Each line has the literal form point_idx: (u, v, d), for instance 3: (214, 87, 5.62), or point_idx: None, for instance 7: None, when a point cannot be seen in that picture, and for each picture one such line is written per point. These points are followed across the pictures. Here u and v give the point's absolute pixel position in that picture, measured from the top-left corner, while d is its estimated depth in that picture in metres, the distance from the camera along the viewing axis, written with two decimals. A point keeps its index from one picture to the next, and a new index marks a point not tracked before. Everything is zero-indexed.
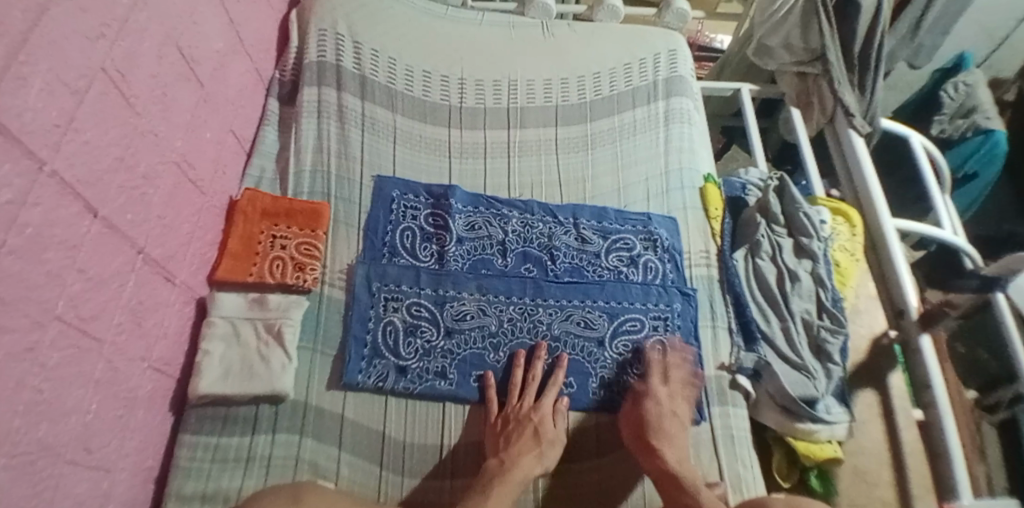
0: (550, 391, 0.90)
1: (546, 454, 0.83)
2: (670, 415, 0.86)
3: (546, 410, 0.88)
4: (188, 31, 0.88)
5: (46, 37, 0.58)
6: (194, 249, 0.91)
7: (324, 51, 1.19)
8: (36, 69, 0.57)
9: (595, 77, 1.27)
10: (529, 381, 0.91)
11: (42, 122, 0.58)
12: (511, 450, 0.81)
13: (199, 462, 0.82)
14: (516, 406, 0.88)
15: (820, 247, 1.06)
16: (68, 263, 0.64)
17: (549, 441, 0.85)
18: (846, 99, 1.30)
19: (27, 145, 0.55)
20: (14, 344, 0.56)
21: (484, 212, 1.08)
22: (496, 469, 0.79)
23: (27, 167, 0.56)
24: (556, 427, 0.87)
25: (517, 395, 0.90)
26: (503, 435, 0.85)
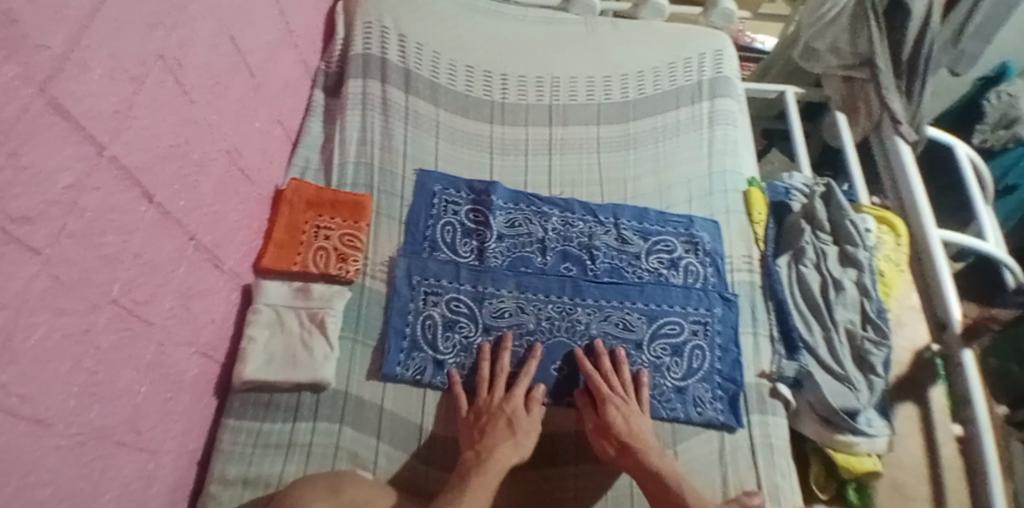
0: (521, 382, 0.89)
1: (522, 443, 0.82)
2: (636, 416, 0.86)
3: (518, 401, 0.87)
4: (240, 21, 0.88)
5: (108, 24, 0.58)
6: (242, 237, 0.92)
7: (369, 44, 1.21)
8: (98, 55, 0.57)
9: (638, 76, 1.26)
10: (498, 374, 0.91)
11: (103, 108, 0.59)
12: (486, 442, 0.80)
13: (241, 447, 0.84)
14: (487, 399, 0.88)
15: (866, 257, 1.04)
16: (124, 247, 0.65)
17: (524, 430, 0.83)
18: (893, 106, 1.28)
19: (87, 129, 0.56)
20: (71, 326, 0.57)
21: (525, 209, 1.08)
22: (472, 461, 0.77)
23: (86, 152, 0.57)
24: (529, 416, 0.86)
25: (486, 388, 0.89)
26: (478, 427, 0.84)
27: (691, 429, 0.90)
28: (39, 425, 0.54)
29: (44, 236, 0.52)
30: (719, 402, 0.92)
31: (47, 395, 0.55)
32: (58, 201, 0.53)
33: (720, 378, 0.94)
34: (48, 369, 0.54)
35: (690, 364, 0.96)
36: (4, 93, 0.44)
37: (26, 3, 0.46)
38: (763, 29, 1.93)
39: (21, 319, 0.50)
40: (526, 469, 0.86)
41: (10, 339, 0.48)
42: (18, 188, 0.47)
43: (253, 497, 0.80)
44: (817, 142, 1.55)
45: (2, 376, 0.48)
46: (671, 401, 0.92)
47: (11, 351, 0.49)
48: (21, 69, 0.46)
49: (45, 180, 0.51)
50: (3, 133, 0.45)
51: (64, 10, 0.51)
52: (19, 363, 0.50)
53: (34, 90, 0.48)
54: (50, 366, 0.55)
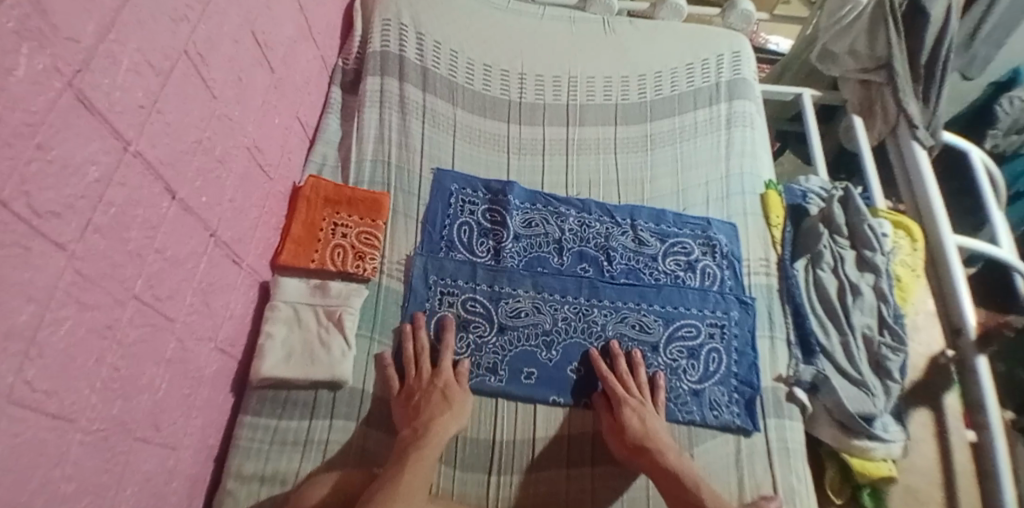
0: (445, 355, 0.90)
1: (459, 412, 0.85)
2: (651, 416, 0.86)
3: (447, 374, 0.89)
4: (262, 16, 0.88)
5: (136, 16, 0.58)
6: (260, 234, 0.92)
7: (387, 41, 1.20)
8: (125, 48, 0.57)
9: (656, 76, 1.26)
10: (422, 352, 0.91)
11: (129, 102, 0.58)
12: (421, 417, 0.82)
13: (258, 443, 0.84)
14: (416, 378, 0.89)
15: (884, 261, 1.04)
16: (148, 243, 0.64)
17: (460, 402, 0.86)
18: (910, 110, 1.28)
19: (113, 124, 0.56)
20: (96, 321, 0.57)
21: (542, 209, 1.08)
22: (411, 438, 0.80)
23: (113, 147, 0.56)
24: (460, 386, 0.88)
25: (413, 366, 0.90)
26: (412, 405, 0.85)
27: (707, 433, 0.90)
28: (62, 421, 0.54)
29: (70, 231, 0.52)
30: (736, 406, 0.92)
31: (70, 390, 0.54)
32: (85, 195, 0.53)
33: (736, 381, 0.94)
34: (72, 364, 0.54)
35: (707, 367, 0.96)
36: (32, 85, 0.44)
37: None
38: (779, 30, 1.93)
39: (47, 313, 0.50)
40: (542, 471, 0.86)
41: (36, 334, 0.48)
42: (44, 181, 0.47)
43: (270, 494, 0.80)
44: (833, 142, 1.56)
45: (27, 370, 0.48)
46: (688, 406, 0.92)
47: (37, 346, 0.49)
48: (50, 61, 0.46)
49: (73, 173, 0.51)
50: (31, 126, 0.45)
51: (92, 1, 0.51)
52: (44, 358, 0.50)
53: (62, 83, 0.48)
54: (74, 361, 0.54)
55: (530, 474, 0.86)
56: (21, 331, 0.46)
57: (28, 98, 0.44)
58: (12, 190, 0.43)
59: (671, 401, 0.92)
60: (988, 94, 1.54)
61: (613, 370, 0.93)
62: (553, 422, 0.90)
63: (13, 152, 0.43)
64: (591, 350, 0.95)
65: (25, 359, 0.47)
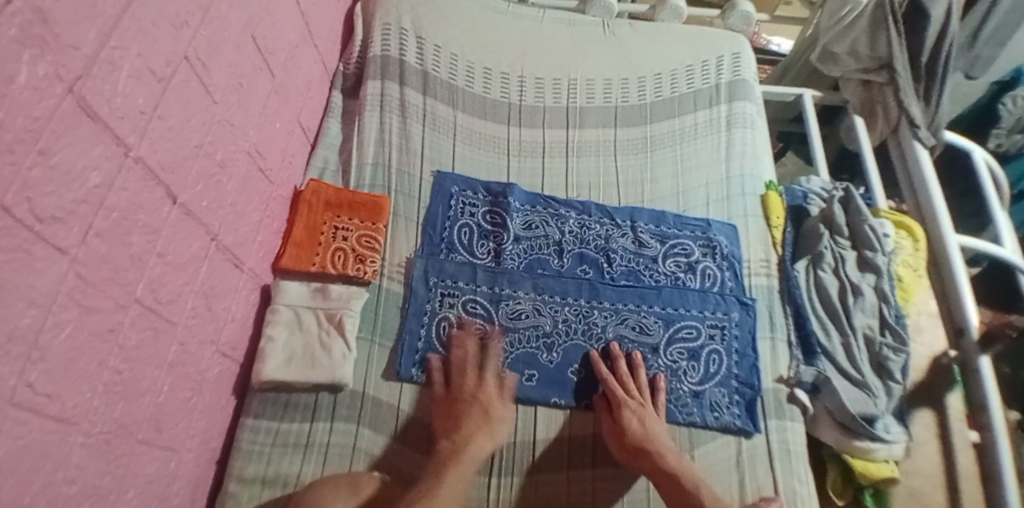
0: (493, 368, 0.91)
1: (497, 431, 0.84)
2: (651, 418, 0.86)
3: (491, 388, 0.89)
4: (263, 22, 0.88)
5: (136, 23, 0.58)
6: (262, 237, 0.93)
7: (388, 45, 1.21)
8: (126, 55, 0.57)
9: (656, 78, 1.26)
10: (469, 360, 0.92)
11: (130, 108, 0.59)
12: (461, 430, 0.82)
13: (260, 445, 0.84)
14: (461, 384, 0.89)
15: (885, 262, 1.04)
16: (149, 247, 0.65)
17: (499, 418, 0.86)
18: (912, 110, 1.28)
19: (115, 130, 0.56)
20: (98, 325, 0.58)
21: (542, 211, 1.09)
22: (449, 450, 0.79)
23: (114, 152, 0.57)
24: (503, 403, 0.88)
25: (458, 373, 0.91)
26: (452, 414, 0.85)
27: (708, 434, 0.90)
28: (65, 424, 0.54)
29: (72, 236, 0.52)
30: (736, 407, 0.92)
31: (73, 393, 0.55)
32: (86, 200, 0.53)
33: (737, 383, 0.94)
34: (75, 367, 0.55)
35: (707, 368, 0.95)
36: (33, 92, 0.45)
37: (56, 1, 0.47)
38: (779, 31, 1.94)
39: (49, 317, 0.50)
40: (542, 473, 0.86)
41: (38, 337, 0.49)
42: (45, 187, 0.47)
43: (272, 496, 0.81)
44: (834, 143, 1.56)
45: (29, 374, 0.48)
46: (689, 409, 0.92)
47: (39, 349, 0.49)
48: (51, 69, 0.47)
49: (74, 179, 0.51)
50: (33, 132, 0.45)
51: (93, 9, 0.52)
52: (46, 361, 0.51)
53: (63, 90, 0.48)
54: (76, 364, 0.55)
55: (533, 476, 0.86)
56: (24, 335, 0.47)
57: (29, 104, 0.44)
58: (15, 196, 0.44)
59: (672, 403, 0.92)
60: (991, 93, 1.53)
61: (613, 372, 0.93)
62: (553, 423, 0.90)
63: (15, 158, 0.43)
64: (592, 352, 0.95)
65: (27, 363, 0.48)
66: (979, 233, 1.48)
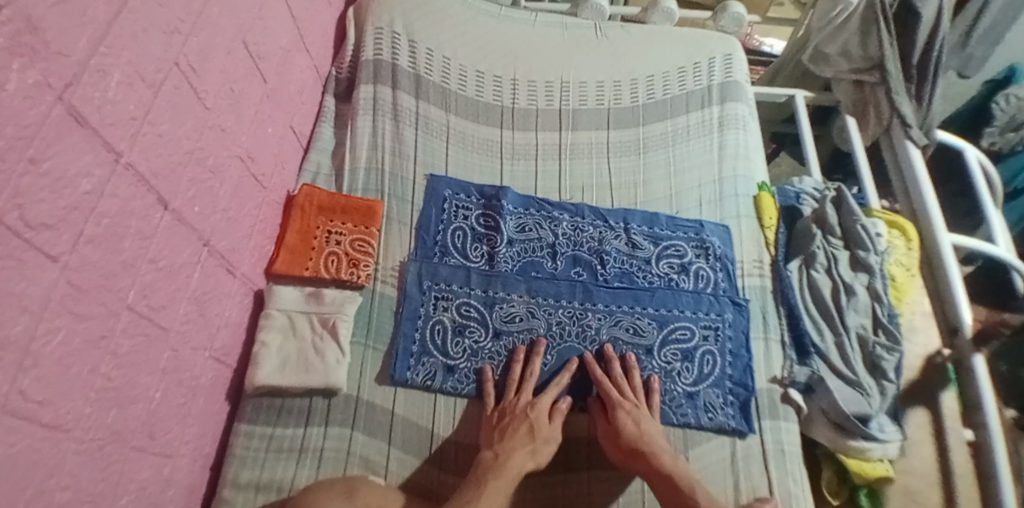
0: (551, 389, 0.89)
1: (540, 450, 0.83)
2: (647, 420, 0.86)
3: (544, 408, 0.87)
4: (255, 28, 0.89)
5: (127, 30, 0.59)
6: (255, 242, 0.93)
7: (380, 50, 1.22)
8: (116, 62, 0.57)
9: (648, 80, 1.27)
10: (528, 379, 0.91)
11: (121, 115, 0.59)
12: (506, 444, 0.82)
13: (254, 451, 0.84)
14: (515, 401, 0.88)
15: (878, 261, 1.04)
16: (141, 253, 0.65)
17: (544, 438, 0.84)
18: (904, 110, 1.29)
19: (105, 137, 0.56)
20: (89, 331, 0.57)
21: (535, 213, 1.09)
22: (490, 462, 0.79)
23: (104, 159, 0.57)
24: (550, 424, 0.86)
25: (513, 390, 0.90)
26: (499, 428, 0.85)
27: (703, 435, 0.90)
28: (57, 431, 0.54)
29: (63, 243, 0.52)
30: (730, 407, 0.92)
31: (66, 399, 0.55)
32: (78, 206, 0.54)
33: (731, 383, 0.94)
34: (67, 374, 0.55)
35: (701, 369, 0.96)
36: (24, 100, 0.45)
37: (45, 10, 0.47)
38: (771, 32, 1.95)
39: (41, 324, 0.50)
40: (537, 476, 0.86)
41: (30, 345, 0.49)
42: (37, 194, 0.48)
43: (266, 502, 0.81)
44: (827, 143, 1.56)
45: (21, 381, 0.48)
46: (683, 411, 0.92)
47: (31, 356, 0.49)
48: (42, 76, 0.47)
49: (65, 186, 0.51)
50: (23, 140, 0.45)
51: (83, 16, 0.52)
52: (39, 368, 0.51)
53: (53, 97, 0.48)
54: (68, 371, 0.55)
55: (528, 479, 0.86)
56: (16, 342, 0.47)
57: (19, 112, 0.44)
58: (6, 203, 0.44)
59: (666, 405, 0.92)
60: (983, 92, 1.54)
61: (608, 373, 0.93)
62: None
63: (6, 165, 0.43)
64: (586, 354, 0.95)
65: (19, 370, 0.48)
66: (972, 232, 1.49)
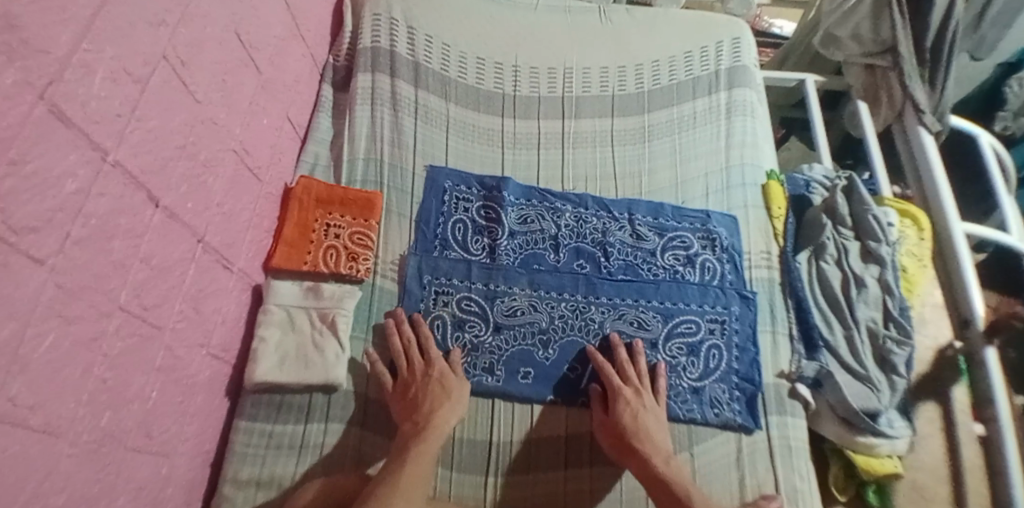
0: (434, 349, 0.89)
1: (458, 400, 0.84)
2: (646, 411, 0.84)
3: (441, 365, 0.88)
4: (247, 17, 0.86)
5: (110, 24, 0.56)
6: (252, 237, 0.91)
7: (378, 37, 1.18)
8: (101, 57, 0.55)
9: (654, 65, 1.23)
10: (407, 347, 0.90)
11: (106, 111, 0.56)
12: (423, 410, 0.81)
13: (254, 448, 0.83)
14: (408, 371, 0.87)
15: (889, 252, 1.02)
16: (132, 252, 0.63)
17: (456, 390, 0.85)
18: (918, 94, 1.26)
19: (91, 135, 0.54)
20: (81, 333, 0.56)
21: (537, 205, 1.06)
22: (411, 432, 0.79)
23: (92, 159, 0.55)
24: (455, 376, 0.87)
25: (402, 359, 0.89)
26: (410, 400, 0.84)
27: (707, 431, 0.89)
28: (50, 435, 0.53)
29: (50, 245, 0.51)
30: (737, 403, 0.90)
31: (57, 403, 0.54)
32: (64, 207, 0.52)
33: (737, 378, 0.92)
34: (57, 378, 0.54)
35: (707, 364, 0.94)
36: (3, 100, 0.43)
37: (25, 6, 0.44)
38: (782, 14, 1.90)
39: (29, 329, 0.49)
40: (537, 471, 0.85)
41: (16, 353, 0.47)
42: (20, 197, 0.46)
43: (267, 499, 0.80)
44: (838, 129, 1.53)
45: (10, 388, 0.47)
46: (691, 408, 0.90)
47: (19, 362, 0.48)
48: (21, 75, 0.45)
49: (50, 187, 0.50)
50: (4, 141, 0.43)
51: (65, 11, 0.49)
52: (27, 373, 0.49)
53: (33, 97, 0.46)
54: (59, 375, 0.54)
55: (525, 474, 0.85)
56: (4, 347, 0.46)
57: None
58: None
59: (675, 401, 0.90)
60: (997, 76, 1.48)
61: (613, 360, 0.92)
62: (549, 421, 0.89)
63: None
64: (592, 349, 0.92)
65: (8, 376, 0.46)
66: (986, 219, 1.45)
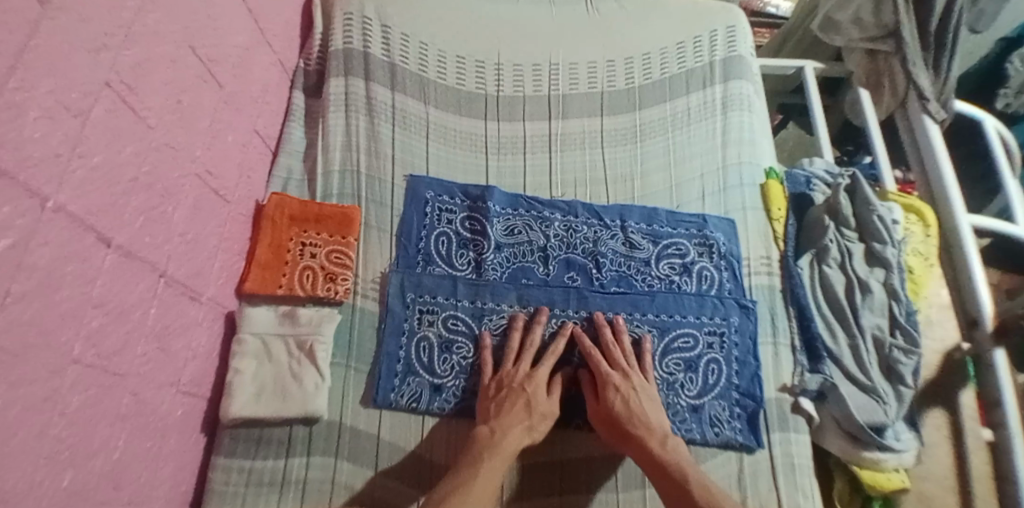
0: (546, 360, 0.86)
1: (537, 426, 0.81)
2: (637, 393, 0.82)
3: (541, 381, 0.85)
4: (204, 29, 0.79)
5: (43, 55, 0.49)
6: (221, 263, 0.85)
7: (350, 37, 1.11)
8: (33, 95, 0.48)
9: (644, 58, 1.16)
10: (529, 347, 0.88)
11: (43, 153, 0.50)
12: (502, 421, 0.80)
13: (234, 486, 0.79)
14: (512, 371, 0.86)
15: (895, 255, 0.97)
16: (84, 300, 0.58)
17: (541, 414, 0.82)
18: (921, 81, 1.19)
19: (26, 182, 0.48)
20: (31, 396, 0.51)
21: (524, 214, 1.01)
22: (486, 441, 0.78)
23: (28, 206, 0.49)
24: (548, 399, 0.84)
25: (511, 359, 0.88)
26: (495, 401, 0.83)
27: (707, 451, 0.85)
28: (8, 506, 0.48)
29: None
30: (737, 421, 0.87)
31: (13, 474, 0.49)
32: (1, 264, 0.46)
33: (738, 394, 0.89)
34: (9, 447, 0.48)
35: (706, 380, 0.90)
36: None
37: None
38: None
39: None
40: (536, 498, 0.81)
41: None
42: None
43: None
44: (838, 116, 1.47)
45: None
46: (689, 430, 0.86)
47: None
48: None
49: None
50: None
51: None
52: None
53: None
54: (10, 443, 0.48)
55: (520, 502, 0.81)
56: None
57: None
58: None
59: (675, 420, 0.86)
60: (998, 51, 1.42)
61: (600, 341, 0.89)
62: (543, 446, 0.85)
63: None
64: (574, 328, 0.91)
65: None
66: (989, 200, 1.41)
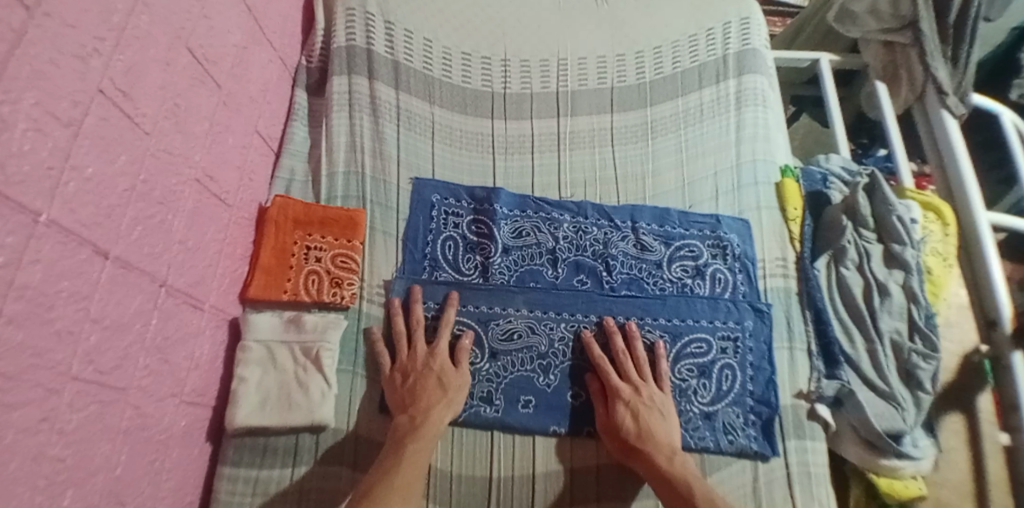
0: (442, 333, 0.87)
1: (455, 399, 0.81)
2: (647, 408, 0.81)
3: (444, 356, 0.85)
4: (199, 28, 0.76)
5: (29, 66, 0.47)
6: (223, 269, 0.83)
7: (353, 33, 1.09)
8: (19, 106, 0.46)
9: (655, 52, 1.13)
10: (415, 328, 0.87)
11: (32, 167, 0.48)
12: (420, 404, 0.79)
13: (240, 495, 0.78)
14: (410, 357, 0.85)
15: (914, 256, 0.94)
16: (80, 316, 0.56)
17: (455, 386, 0.82)
18: (939, 74, 1.15)
19: (17, 198, 0.46)
20: (26, 418, 0.49)
21: (532, 216, 0.99)
22: (407, 426, 0.77)
23: (18, 223, 0.46)
24: (457, 370, 0.84)
25: (402, 344, 0.87)
26: (406, 387, 0.82)
27: (721, 459, 0.84)
28: None
29: None
30: (751, 428, 0.85)
31: (9, 500, 0.47)
32: None
33: (752, 401, 0.87)
34: (5, 472, 0.46)
35: (720, 386, 0.88)
36: None
37: None
38: None
39: None
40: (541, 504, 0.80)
41: None
42: None
43: None
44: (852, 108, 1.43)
45: None
46: (703, 440, 0.84)
47: None
48: None
49: None
50: None
51: None
52: None
53: None
54: (3, 468, 0.46)
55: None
56: None
57: None
58: None
59: (688, 428, 0.85)
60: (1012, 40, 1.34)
61: (611, 350, 0.88)
62: (555, 454, 0.84)
63: None
64: (586, 333, 0.89)
65: None
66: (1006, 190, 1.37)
